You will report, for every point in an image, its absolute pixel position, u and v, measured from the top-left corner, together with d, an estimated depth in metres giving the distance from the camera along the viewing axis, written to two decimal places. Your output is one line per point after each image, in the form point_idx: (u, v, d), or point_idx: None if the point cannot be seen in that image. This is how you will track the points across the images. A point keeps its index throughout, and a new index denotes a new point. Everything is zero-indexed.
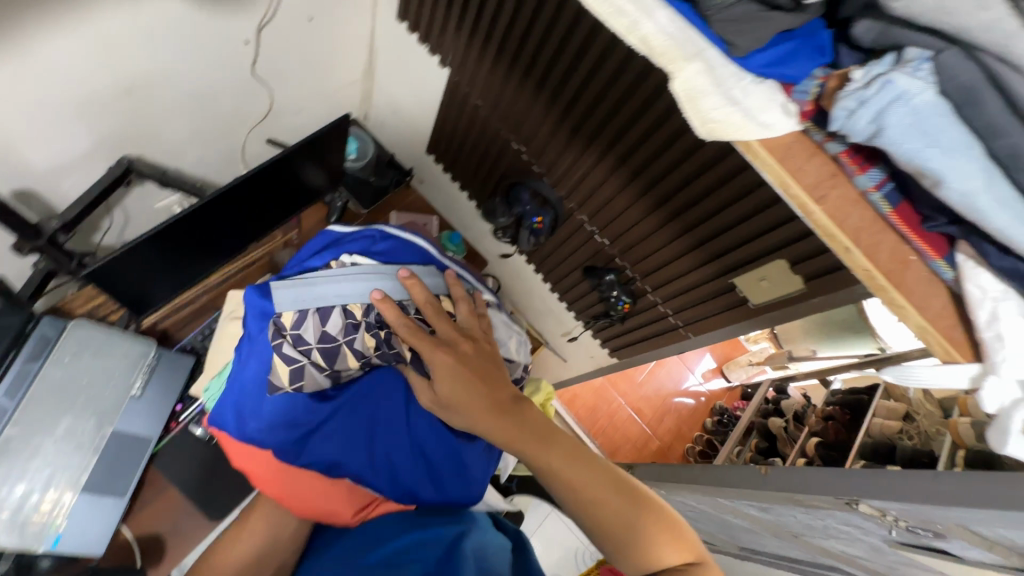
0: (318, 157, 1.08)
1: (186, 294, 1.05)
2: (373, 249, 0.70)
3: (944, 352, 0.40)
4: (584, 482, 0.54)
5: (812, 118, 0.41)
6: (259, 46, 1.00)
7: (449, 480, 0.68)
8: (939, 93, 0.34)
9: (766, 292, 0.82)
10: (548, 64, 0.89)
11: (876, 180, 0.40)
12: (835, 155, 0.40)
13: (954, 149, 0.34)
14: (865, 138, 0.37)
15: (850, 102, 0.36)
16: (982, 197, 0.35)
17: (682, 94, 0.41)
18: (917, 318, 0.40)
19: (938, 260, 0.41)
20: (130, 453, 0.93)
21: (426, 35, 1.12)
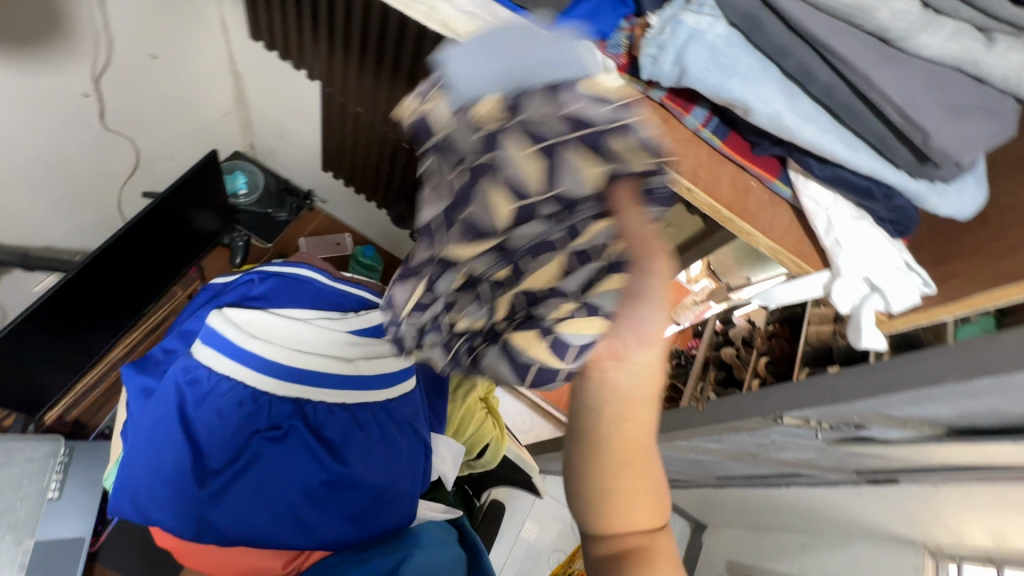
0: (193, 200, 1.00)
1: (89, 377, 0.97)
2: (249, 294, 0.72)
3: (798, 264, 0.49)
4: (603, 442, 0.37)
5: (629, 71, 0.47)
6: (101, 97, 0.91)
7: (377, 509, 0.62)
8: (728, 23, 0.41)
9: (673, 236, 0.84)
10: (412, 59, 0.87)
11: (701, 118, 0.47)
12: (659, 100, 0.47)
13: (749, 75, 0.41)
14: (676, 78, 0.43)
15: (652, 49, 0.43)
16: (786, 114, 0.41)
17: (503, 56, 0.43)
18: (767, 241, 0.48)
19: (775, 181, 0.48)
20: (65, 559, 0.86)
21: (286, 50, 1.06)
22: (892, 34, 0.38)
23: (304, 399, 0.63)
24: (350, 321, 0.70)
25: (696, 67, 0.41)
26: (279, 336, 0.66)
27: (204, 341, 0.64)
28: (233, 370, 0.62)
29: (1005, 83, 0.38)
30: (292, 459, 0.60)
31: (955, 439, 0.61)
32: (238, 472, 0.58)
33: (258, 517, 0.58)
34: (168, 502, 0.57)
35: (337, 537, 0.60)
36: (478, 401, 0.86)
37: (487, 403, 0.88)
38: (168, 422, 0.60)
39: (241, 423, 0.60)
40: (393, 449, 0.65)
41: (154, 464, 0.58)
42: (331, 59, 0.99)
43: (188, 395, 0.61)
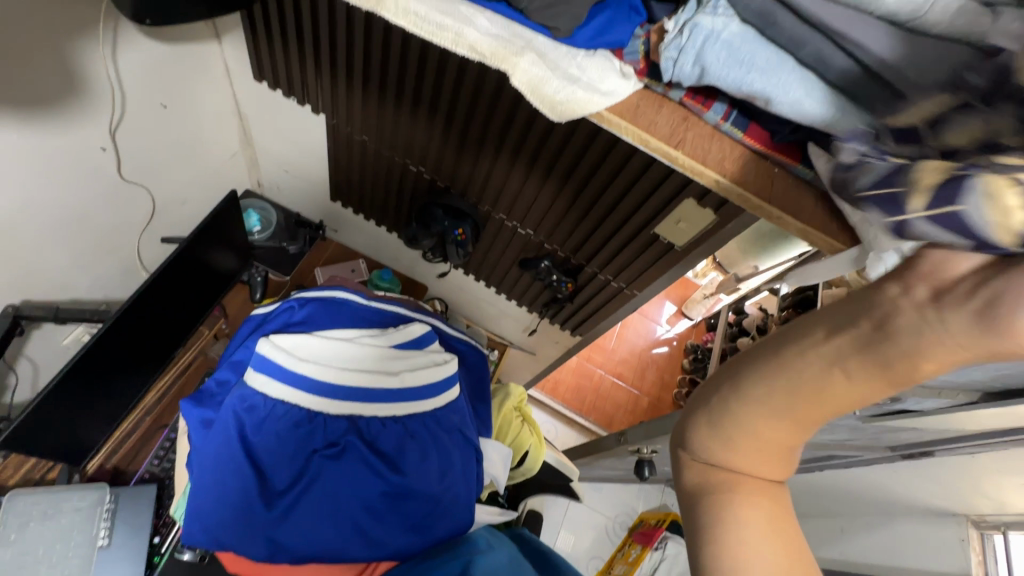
0: (217, 238, 1.03)
1: (126, 423, 0.98)
2: (291, 320, 0.73)
3: (828, 243, 0.49)
4: (780, 395, 0.38)
5: (648, 74, 0.50)
6: (118, 149, 0.94)
7: (438, 516, 0.64)
8: (741, 21, 0.43)
9: (686, 231, 0.86)
10: (415, 84, 0.89)
11: (721, 113, 0.49)
12: (679, 100, 0.50)
13: (767, 68, 0.43)
14: (696, 77, 0.46)
15: (672, 52, 0.46)
16: (804, 101, 0.43)
17: (526, 83, 0.49)
18: (797, 222, 0.49)
19: (797, 165, 0.49)
20: None
21: (289, 88, 1.09)
22: (902, 16, 0.38)
23: (358, 415, 0.65)
24: (391, 336, 0.72)
25: (715, 65, 0.45)
26: (324, 357, 0.67)
27: (256, 368, 0.64)
28: (287, 394, 0.63)
29: None
30: (351, 474, 0.61)
31: (992, 401, 0.61)
32: (300, 492, 0.61)
33: (322, 534, 0.60)
34: (236, 525, 0.60)
35: (399, 547, 0.62)
36: (512, 410, 0.89)
37: (521, 411, 0.90)
38: (230, 449, 0.61)
39: (300, 443, 0.62)
40: (446, 456, 0.66)
41: (218, 490, 0.60)
42: (334, 91, 1.02)
43: (246, 421, 0.62)
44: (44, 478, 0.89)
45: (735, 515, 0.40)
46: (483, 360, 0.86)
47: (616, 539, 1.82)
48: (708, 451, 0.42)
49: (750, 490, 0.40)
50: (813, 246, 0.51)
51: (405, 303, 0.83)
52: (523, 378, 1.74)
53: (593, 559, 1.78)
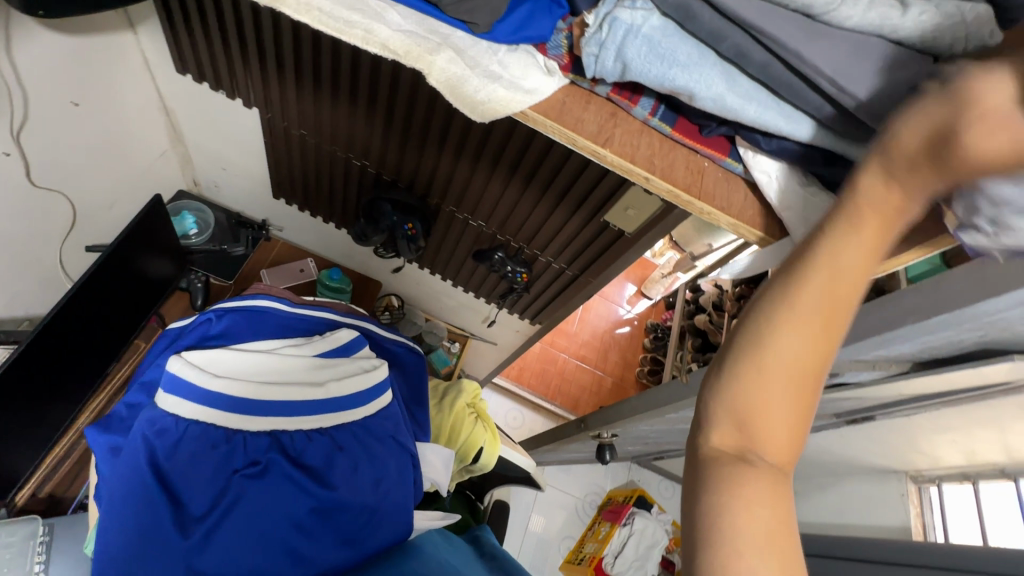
0: (149, 246, 0.98)
1: (57, 450, 0.91)
2: (209, 333, 0.72)
3: (757, 235, 0.50)
4: (814, 289, 0.34)
5: (573, 69, 0.48)
6: (24, 154, 0.85)
7: (373, 528, 0.62)
8: (661, 13, 0.43)
9: (635, 218, 0.86)
10: (350, 76, 0.85)
11: (649, 108, 0.49)
12: (607, 95, 0.49)
13: (689, 63, 0.43)
14: (620, 72, 0.45)
15: (593, 48, 0.44)
16: (728, 95, 0.43)
17: (444, 83, 0.47)
18: (729, 219, 0.50)
19: (726, 159, 0.50)
20: None
21: (217, 82, 1.03)
22: (815, 9, 0.39)
23: (279, 430, 0.63)
24: (313, 345, 0.73)
25: (636, 61, 0.43)
26: (246, 372, 0.67)
27: (167, 390, 0.61)
28: (200, 413, 0.61)
29: (923, 45, 0.40)
30: (275, 492, 0.58)
31: (921, 371, 0.64)
32: (220, 516, 0.55)
33: (246, 558, 0.55)
34: (145, 563, 0.53)
35: (335, 565, 0.58)
36: (466, 407, 0.88)
37: (476, 408, 0.90)
38: (139, 476, 0.56)
39: (218, 465, 0.58)
40: (379, 465, 0.66)
41: (126, 523, 0.54)
42: (265, 83, 0.96)
43: (156, 446, 0.58)
44: None
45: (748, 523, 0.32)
46: (419, 362, 0.87)
47: (586, 517, 1.86)
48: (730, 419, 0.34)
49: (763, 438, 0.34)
50: (744, 239, 0.52)
51: (334, 310, 0.84)
52: (487, 368, 1.74)
53: (564, 539, 1.82)
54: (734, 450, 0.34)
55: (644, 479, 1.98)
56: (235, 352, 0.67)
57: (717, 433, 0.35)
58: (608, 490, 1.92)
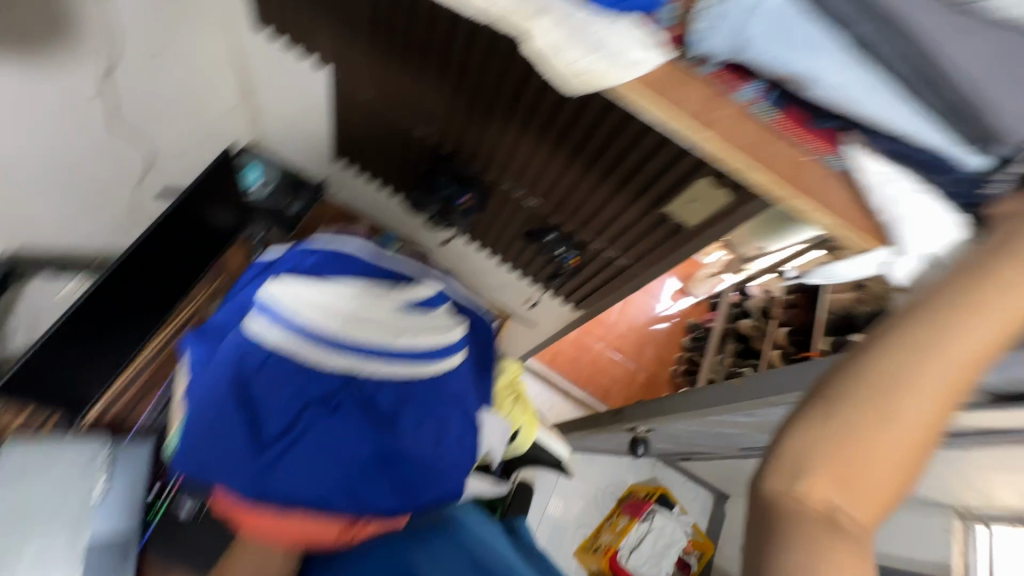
0: (218, 195, 1.02)
1: (124, 377, 0.98)
2: (300, 265, 0.74)
3: (858, 237, 0.50)
4: (938, 364, 0.40)
5: (682, 43, 0.44)
6: (110, 96, 0.90)
7: (425, 486, 0.65)
8: None
9: (698, 211, 0.83)
10: (425, 40, 0.84)
11: (754, 93, 0.46)
12: (709, 76, 0.45)
13: (808, 50, 0.40)
14: (732, 53, 0.43)
15: (705, 24, 0.42)
16: (852, 86, 0.41)
17: (544, 48, 0.44)
18: (828, 218, 0.49)
19: (830, 155, 0.48)
20: (113, 563, 0.82)
21: (293, 40, 1.05)
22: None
23: (355, 372, 0.65)
24: (398, 293, 0.74)
25: (758, 41, 0.41)
26: (332, 306, 0.67)
27: (257, 311, 0.65)
28: (284, 339, 0.63)
29: None
30: (344, 428, 0.61)
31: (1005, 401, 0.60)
32: (293, 440, 0.60)
33: (313, 485, 0.60)
34: (225, 468, 0.59)
35: (388, 509, 0.63)
36: (507, 387, 0.88)
37: (515, 389, 0.89)
38: (222, 389, 0.60)
39: (295, 392, 0.62)
40: (444, 423, 0.67)
41: (209, 428, 0.59)
42: (339, 43, 0.97)
43: (242, 364, 0.62)
44: None
45: (828, 573, 0.38)
46: (490, 330, 0.87)
47: (605, 508, 1.86)
48: (822, 474, 0.40)
49: (852, 501, 0.39)
50: (844, 240, 0.51)
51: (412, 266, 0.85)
52: (521, 349, 1.74)
53: (581, 525, 1.83)
54: (824, 504, 0.39)
55: (667, 478, 1.95)
56: (325, 287, 0.68)
57: (807, 483, 0.40)
58: (630, 484, 1.91)
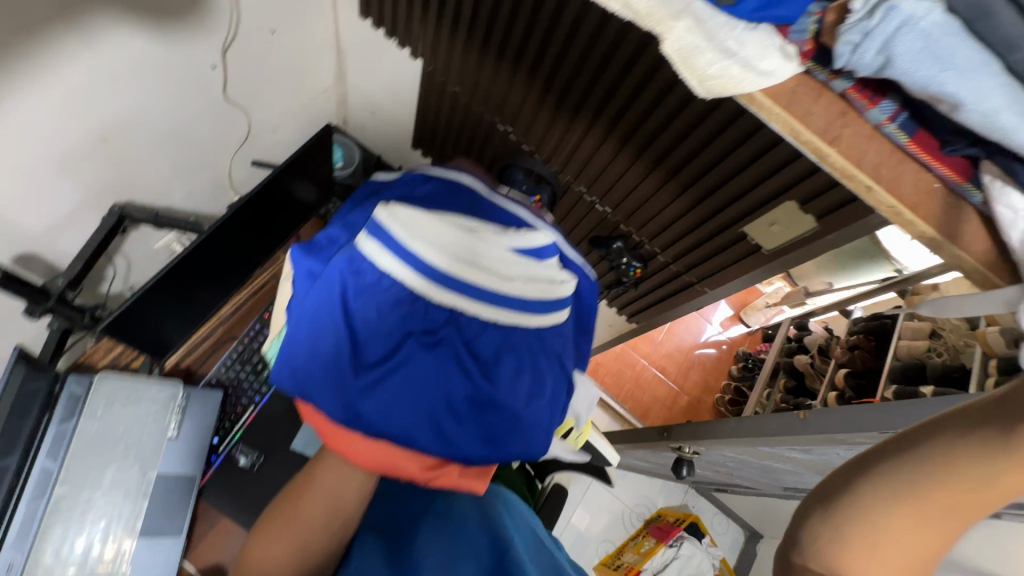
0: (308, 172, 1.08)
1: (203, 330, 1.06)
2: (410, 193, 0.76)
3: (981, 273, 0.46)
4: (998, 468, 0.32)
5: (813, 58, 0.44)
6: (227, 69, 0.98)
7: (510, 438, 0.66)
8: (948, 10, 0.37)
9: (780, 235, 0.79)
10: (521, 38, 0.86)
11: (889, 112, 0.44)
12: (842, 91, 0.44)
13: (968, 69, 0.38)
14: (875, 69, 0.41)
15: (855, 36, 0.40)
16: (1003, 113, 0.38)
17: (676, 53, 0.45)
18: (952, 249, 0.46)
19: (965, 184, 0.45)
20: (179, 493, 0.90)
21: (393, 32, 1.11)
22: None
23: (459, 310, 0.65)
24: (512, 237, 0.70)
25: (904, 58, 0.39)
26: (444, 242, 0.66)
27: (370, 234, 0.65)
28: (395, 267, 0.64)
29: None
30: (441, 364, 0.63)
31: None
32: (391, 369, 0.62)
33: (405, 416, 0.61)
34: (323, 381, 0.61)
35: (474, 453, 0.65)
36: None
37: None
38: (331, 306, 0.63)
39: (400, 321, 0.63)
40: (537, 379, 0.68)
41: (317, 342, 0.62)
42: (437, 36, 1.01)
43: (350, 284, 0.64)
44: (129, 366, 0.97)
45: None
46: (595, 292, 0.83)
47: (631, 527, 1.82)
48: None
49: None
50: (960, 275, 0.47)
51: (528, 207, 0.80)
52: None
53: (605, 542, 1.79)
54: None
55: (699, 507, 1.89)
56: (439, 220, 0.66)
57: None
58: (659, 507, 1.86)
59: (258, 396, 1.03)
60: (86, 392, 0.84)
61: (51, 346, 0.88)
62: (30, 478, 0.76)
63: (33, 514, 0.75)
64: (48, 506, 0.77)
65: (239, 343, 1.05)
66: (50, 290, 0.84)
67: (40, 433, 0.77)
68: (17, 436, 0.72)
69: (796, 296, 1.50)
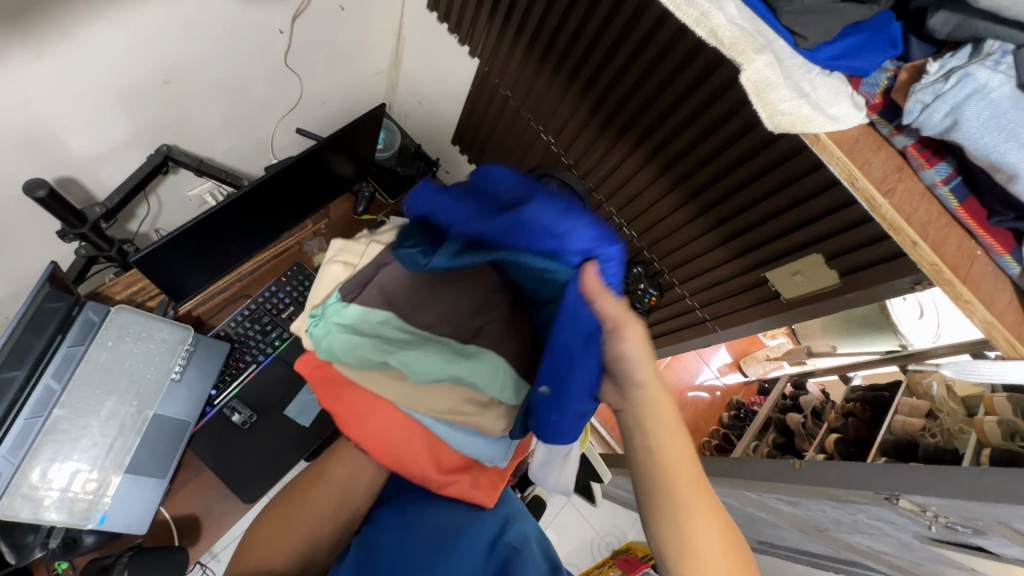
0: (349, 150, 1.07)
1: (227, 278, 1.08)
2: None
3: (1012, 344, 0.45)
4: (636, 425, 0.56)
5: (880, 111, 0.48)
6: (292, 36, 1.01)
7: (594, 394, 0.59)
8: (1018, 86, 0.40)
9: (800, 286, 0.80)
10: (581, 54, 0.89)
11: (944, 175, 0.46)
12: (903, 146, 0.48)
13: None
14: (941, 131, 0.42)
15: (926, 96, 0.42)
16: None
17: (753, 83, 0.47)
18: (984, 314, 0.45)
19: (1005, 256, 0.46)
20: (171, 437, 0.91)
21: (455, 28, 1.13)
22: None
23: None
24: None
25: (971, 124, 0.41)
26: None
27: None
28: None
29: None
30: None
31: None
32: None
33: None
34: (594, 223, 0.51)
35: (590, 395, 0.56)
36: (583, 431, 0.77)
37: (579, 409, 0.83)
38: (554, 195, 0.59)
39: None
40: None
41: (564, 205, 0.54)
42: (499, 39, 1.04)
43: None
44: (144, 304, 0.98)
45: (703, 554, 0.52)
46: None
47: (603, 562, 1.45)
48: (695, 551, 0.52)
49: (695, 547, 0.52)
50: (988, 340, 0.47)
51: None
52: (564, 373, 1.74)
53: None
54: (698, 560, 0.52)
55: None
56: None
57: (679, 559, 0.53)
58: None
59: (261, 356, 1.04)
60: (101, 320, 0.84)
61: (75, 270, 0.90)
62: (34, 394, 0.74)
63: (29, 430, 0.73)
64: (44, 425, 0.76)
65: (254, 299, 1.07)
66: (86, 216, 0.85)
67: (51, 351, 0.76)
68: (30, 347, 0.73)
69: (797, 355, 1.41)
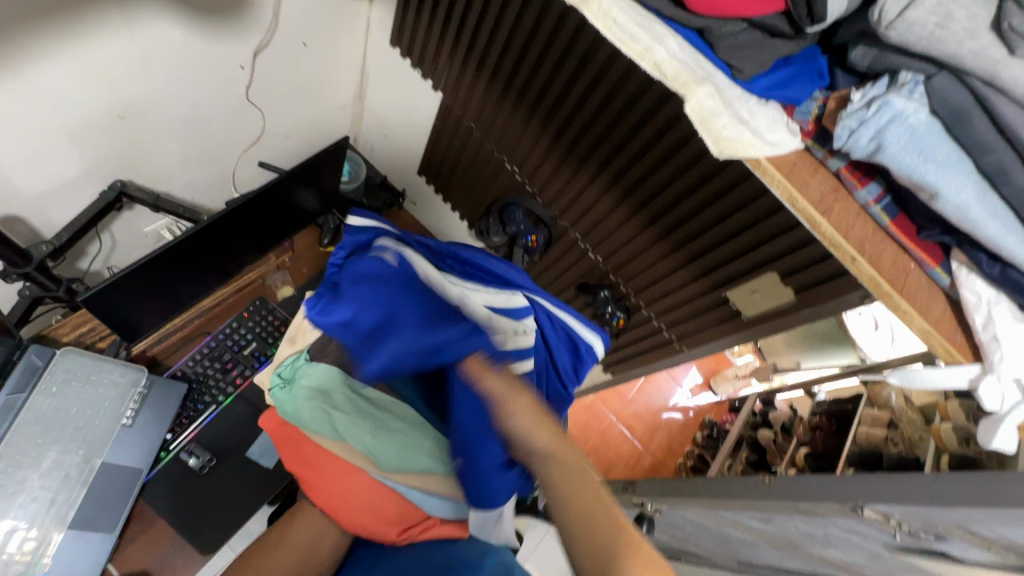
0: (314, 181, 1.06)
1: (179, 319, 1.03)
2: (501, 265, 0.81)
3: (946, 349, 0.49)
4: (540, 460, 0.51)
5: (813, 136, 0.53)
6: (254, 71, 1.01)
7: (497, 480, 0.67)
8: (932, 113, 0.44)
9: (760, 304, 0.82)
10: (539, 88, 0.92)
11: (875, 194, 0.50)
12: (836, 169, 0.52)
13: (945, 165, 0.43)
14: (867, 153, 0.46)
15: (853, 121, 0.46)
16: (972, 208, 0.43)
17: (699, 115, 0.51)
18: (922, 322, 0.49)
19: (935, 267, 0.50)
20: (120, 488, 0.86)
21: (417, 62, 1.15)
22: None
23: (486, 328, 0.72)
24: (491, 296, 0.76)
25: (893, 147, 0.45)
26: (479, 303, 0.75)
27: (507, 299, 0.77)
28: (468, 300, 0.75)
29: None
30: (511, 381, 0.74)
31: None
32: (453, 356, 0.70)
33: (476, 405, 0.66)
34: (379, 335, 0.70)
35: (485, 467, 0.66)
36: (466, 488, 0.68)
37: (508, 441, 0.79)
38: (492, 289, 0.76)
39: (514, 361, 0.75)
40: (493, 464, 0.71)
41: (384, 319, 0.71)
42: (460, 75, 1.07)
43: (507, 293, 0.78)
44: (94, 345, 0.94)
45: None
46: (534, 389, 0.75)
47: None
48: None
49: None
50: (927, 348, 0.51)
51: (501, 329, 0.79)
52: None
53: None
54: None
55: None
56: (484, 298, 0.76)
57: None
58: None
59: (222, 396, 1.00)
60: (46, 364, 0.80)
61: (20, 309, 0.86)
62: None
63: None
64: None
65: (212, 334, 1.03)
66: (31, 256, 0.81)
67: None
68: None
69: (764, 372, 1.43)
